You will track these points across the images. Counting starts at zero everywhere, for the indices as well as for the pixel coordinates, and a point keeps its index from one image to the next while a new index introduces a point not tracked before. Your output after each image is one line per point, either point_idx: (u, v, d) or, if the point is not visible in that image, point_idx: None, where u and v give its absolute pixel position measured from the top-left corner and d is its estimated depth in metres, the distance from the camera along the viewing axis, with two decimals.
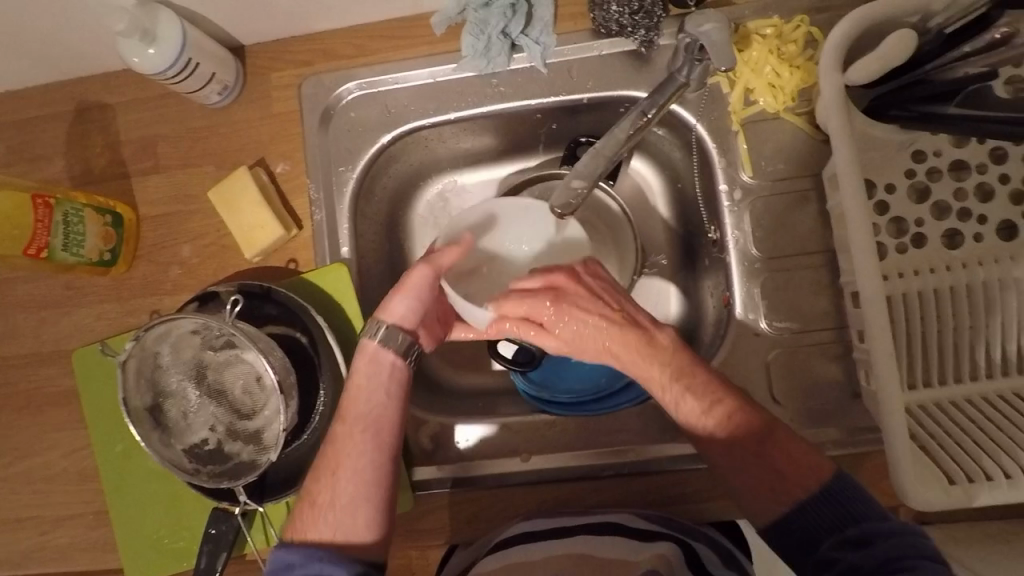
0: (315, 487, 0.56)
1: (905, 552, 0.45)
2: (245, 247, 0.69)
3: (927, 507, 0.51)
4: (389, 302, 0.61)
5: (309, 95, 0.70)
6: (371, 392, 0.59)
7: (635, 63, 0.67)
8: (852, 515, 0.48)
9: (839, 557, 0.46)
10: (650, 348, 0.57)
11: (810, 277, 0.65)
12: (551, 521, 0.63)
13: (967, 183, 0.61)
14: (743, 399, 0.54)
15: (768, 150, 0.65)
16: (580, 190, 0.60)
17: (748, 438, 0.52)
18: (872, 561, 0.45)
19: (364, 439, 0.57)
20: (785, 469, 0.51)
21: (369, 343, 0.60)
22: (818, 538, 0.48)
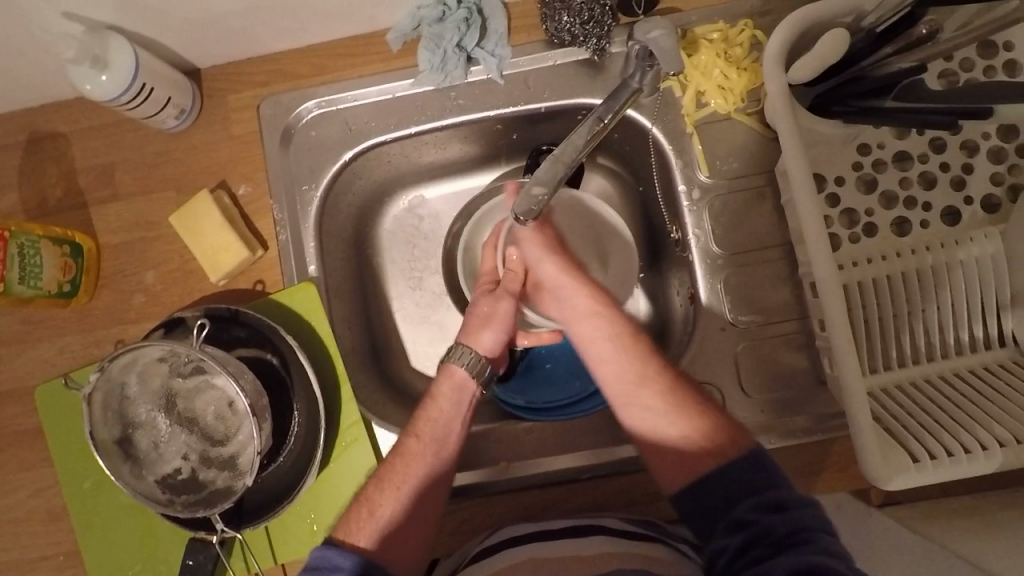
0: (376, 496, 0.58)
1: (811, 523, 0.48)
2: (210, 271, 0.68)
3: (892, 485, 0.53)
4: (477, 333, 0.64)
5: (267, 116, 0.70)
6: (450, 416, 0.61)
7: (589, 71, 0.68)
8: (773, 482, 0.51)
9: (753, 520, 0.49)
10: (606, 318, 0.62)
11: (770, 270, 0.67)
12: (533, 525, 0.63)
13: (911, 172, 0.64)
14: (716, 417, 0.56)
15: (722, 150, 0.67)
16: (541, 198, 0.62)
17: (693, 407, 0.56)
18: (782, 527, 0.48)
19: (434, 463, 0.59)
20: (719, 434, 0.54)
21: (458, 370, 0.63)
22: (737, 500, 0.51)
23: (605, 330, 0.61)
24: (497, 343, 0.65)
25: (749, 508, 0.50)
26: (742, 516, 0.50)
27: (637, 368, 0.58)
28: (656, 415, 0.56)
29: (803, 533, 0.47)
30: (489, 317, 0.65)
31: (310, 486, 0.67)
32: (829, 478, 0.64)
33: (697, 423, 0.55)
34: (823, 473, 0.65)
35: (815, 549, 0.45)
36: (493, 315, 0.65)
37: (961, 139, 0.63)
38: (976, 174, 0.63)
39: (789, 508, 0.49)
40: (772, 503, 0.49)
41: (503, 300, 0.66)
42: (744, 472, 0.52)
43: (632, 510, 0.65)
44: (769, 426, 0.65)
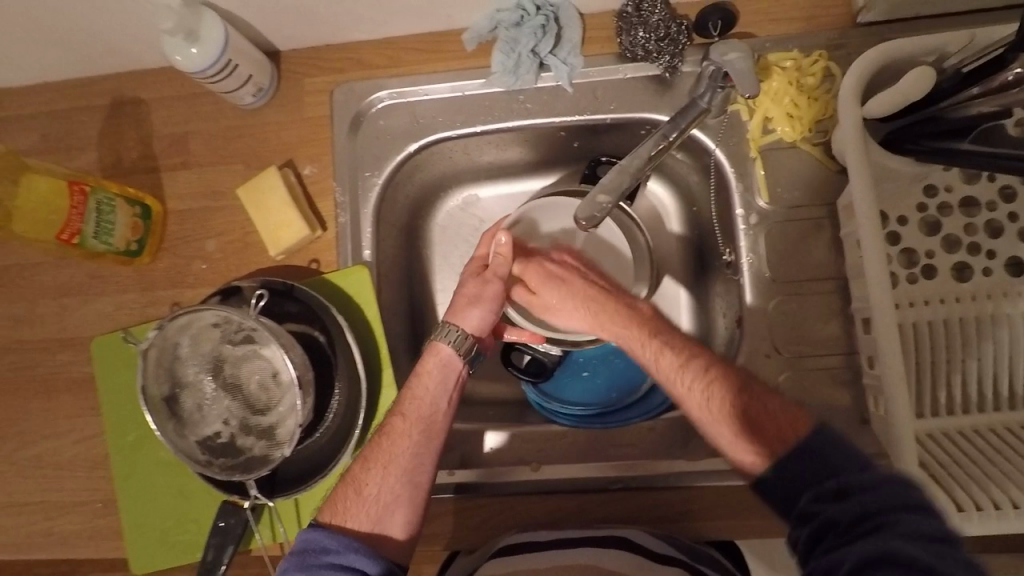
0: (362, 475, 0.59)
1: (885, 505, 0.45)
2: (270, 245, 0.71)
3: None
4: (464, 310, 0.63)
5: (340, 102, 0.72)
6: (436, 395, 0.61)
7: (658, 87, 0.69)
8: (831, 469, 0.49)
9: (819, 510, 0.48)
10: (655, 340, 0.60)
11: (822, 302, 0.66)
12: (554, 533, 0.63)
13: (977, 219, 0.63)
14: (772, 399, 0.55)
15: (784, 177, 0.67)
16: (603, 206, 0.62)
17: (755, 398, 0.55)
18: (853, 513, 0.46)
19: (419, 442, 0.59)
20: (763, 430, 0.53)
21: (444, 348, 0.62)
22: (796, 494, 0.49)
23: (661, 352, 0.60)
24: (482, 320, 0.63)
25: (812, 499, 0.48)
26: (807, 508, 0.48)
27: (664, 365, 0.59)
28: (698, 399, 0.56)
29: (882, 514, 0.45)
30: (473, 300, 0.63)
31: (343, 464, 0.69)
32: None
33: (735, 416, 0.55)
34: None
35: (898, 533, 0.43)
36: (478, 299, 0.63)
37: None
38: None
39: (855, 492, 0.47)
40: (835, 490, 0.48)
41: (490, 283, 0.63)
42: (800, 467, 0.50)
43: (658, 527, 0.64)
44: None
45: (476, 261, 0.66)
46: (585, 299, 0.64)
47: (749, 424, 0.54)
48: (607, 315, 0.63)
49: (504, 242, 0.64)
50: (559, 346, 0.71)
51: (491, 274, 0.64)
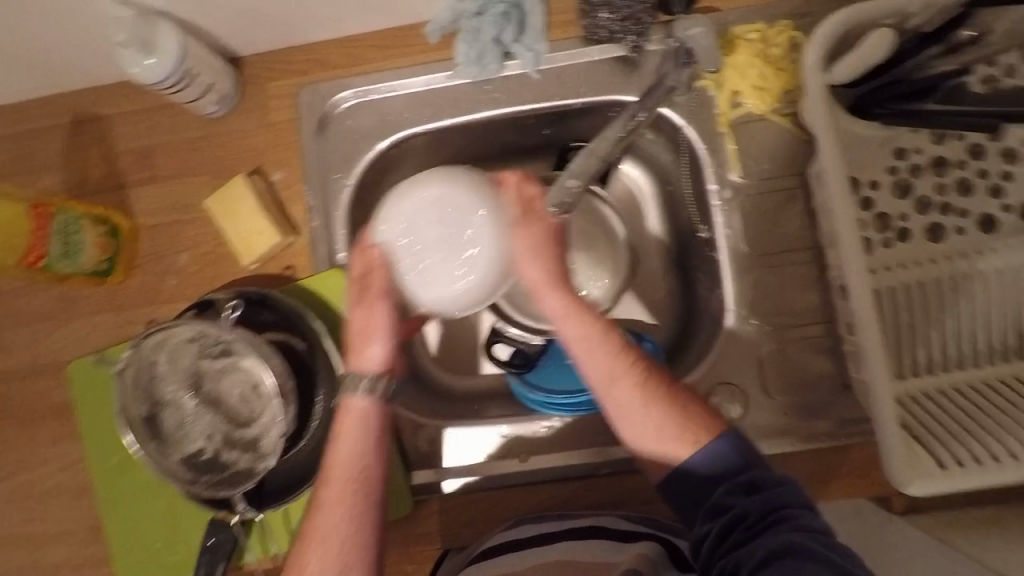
0: (301, 560, 0.51)
1: (786, 501, 0.48)
2: (243, 254, 0.69)
3: (908, 487, 0.52)
4: (363, 348, 0.56)
5: (305, 103, 0.71)
6: (362, 452, 0.54)
7: (624, 69, 0.69)
8: (743, 465, 0.50)
9: (732, 503, 0.49)
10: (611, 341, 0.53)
11: (800, 273, 0.67)
12: (538, 527, 0.63)
13: (948, 178, 0.63)
14: (689, 408, 0.52)
15: (754, 150, 0.67)
16: (575, 189, 0.61)
17: (666, 411, 0.52)
18: (759, 507, 0.48)
19: (353, 503, 0.52)
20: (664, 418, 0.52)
21: (357, 403, 0.54)
22: (712, 485, 0.50)
23: (607, 351, 0.53)
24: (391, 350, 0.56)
25: (726, 493, 0.49)
26: (721, 499, 0.49)
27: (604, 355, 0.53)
28: (637, 424, 0.52)
29: (781, 511, 0.48)
30: (377, 337, 0.56)
31: None
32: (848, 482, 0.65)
33: (656, 433, 0.51)
34: (843, 478, 0.65)
35: (795, 527, 0.47)
36: (381, 332, 0.56)
37: (1002, 145, 0.62)
38: (1016, 181, 0.62)
39: (765, 487, 0.49)
40: (746, 485, 0.49)
41: (386, 316, 0.55)
42: (716, 460, 0.50)
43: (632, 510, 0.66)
44: (794, 428, 0.64)
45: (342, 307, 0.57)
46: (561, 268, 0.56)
47: (660, 425, 0.51)
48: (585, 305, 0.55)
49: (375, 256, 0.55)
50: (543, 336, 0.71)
51: (375, 300, 0.55)
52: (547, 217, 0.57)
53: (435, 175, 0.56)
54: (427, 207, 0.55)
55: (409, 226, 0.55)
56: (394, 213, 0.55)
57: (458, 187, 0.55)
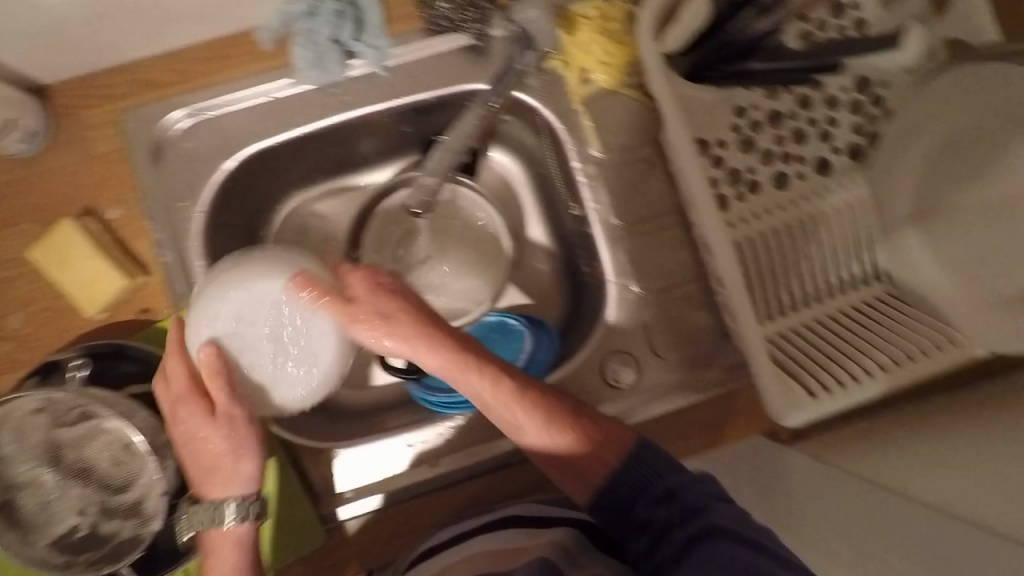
0: None
1: (702, 495, 0.52)
2: (86, 306, 0.62)
3: (785, 418, 0.59)
4: (218, 484, 0.53)
5: (131, 130, 0.64)
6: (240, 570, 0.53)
7: (473, 57, 0.68)
8: (658, 472, 0.54)
9: (654, 515, 0.53)
10: (485, 369, 0.56)
11: (669, 237, 0.69)
12: (456, 527, 0.61)
13: (784, 129, 0.67)
14: (577, 414, 0.57)
15: (609, 124, 0.69)
16: (433, 185, 0.66)
17: (560, 417, 0.57)
18: (680, 511, 0.52)
19: None
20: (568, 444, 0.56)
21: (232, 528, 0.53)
22: (635, 497, 0.54)
23: (480, 378, 0.55)
24: (257, 462, 0.53)
25: (647, 506, 0.53)
26: (644, 514, 0.53)
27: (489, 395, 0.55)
28: (542, 434, 0.56)
29: (701, 505, 0.52)
30: (230, 452, 0.53)
31: None
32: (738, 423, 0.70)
33: (544, 432, 0.56)
34: (733, 420, 0.70)
35: (719, 513, 0.51)
36: (233, 446, 0.53)
37: (826, 94, 0.67)
38: (840, 126, 0.68)
39: (681, 492, 0.53)
40: (664, 495, 0.53)
41: (241, 425, 0.52)
42: (633, 473, 0.55)
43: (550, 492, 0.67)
44: (686, 383, 0.68)
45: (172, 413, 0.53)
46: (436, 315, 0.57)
47: (544, 431, 0.56)
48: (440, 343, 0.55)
49: (211, 355, 0.51)
50: None
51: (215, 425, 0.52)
52: (355, 275, 0.55)
53: (261, 269, 0.52)
54: (254, 310, 0.52)
55: (230, 334, 0.52)
56: (220, 310, 0.52)
57: (284, 280, 0.52)
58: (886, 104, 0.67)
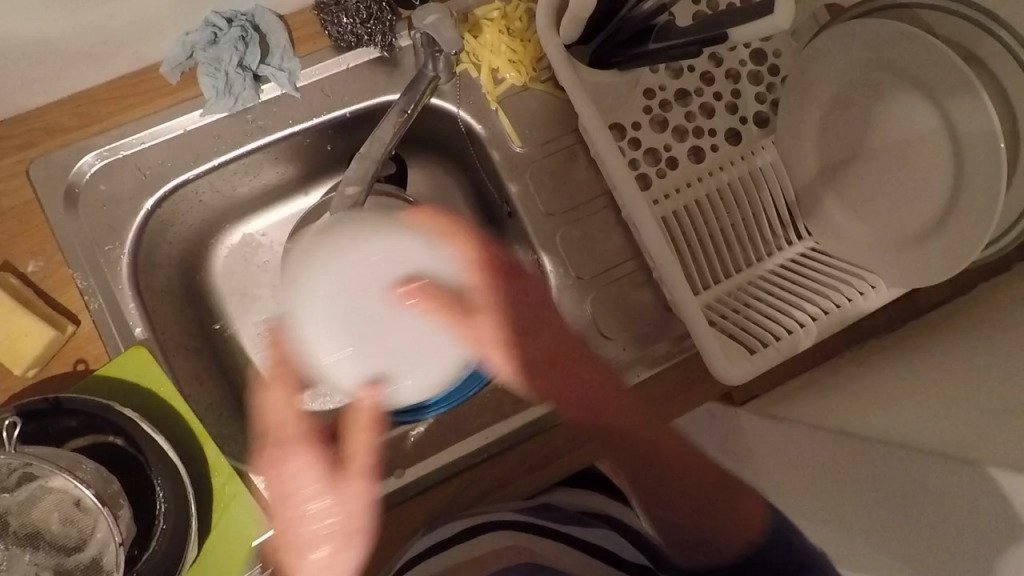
0: None
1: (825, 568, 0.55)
2: (13, 363, 0.60)
3: (728, 377, 0.60)
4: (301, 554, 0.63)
5: (42, 179, 0.63)
6: None
7: (384, 68, 0.69)
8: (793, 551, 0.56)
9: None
10: (569, 389, 0.65)
11: (599, 220, 0.71)
12: (454, 525, 0.67)
13: (692, 106, 0.70)
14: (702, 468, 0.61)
15: (527, 119, 0.71)
16: (355, 196, 0.67)
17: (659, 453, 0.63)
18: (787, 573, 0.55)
19: None
20: (638, 438, 0.64)
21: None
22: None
23: (571, 403, 0.65)
24: (358, 556, 0.63)
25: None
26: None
27: (553, 377, 0.66)
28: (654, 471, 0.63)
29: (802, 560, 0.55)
30: (336, 536, 0.63)
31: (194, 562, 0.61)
32: (698, 393, 0.70)
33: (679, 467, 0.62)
34: (692, 391, 0.70)
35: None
36: (347, 532, 0.63)
37: (724, 68, 0.71)
38: (744, 98, 0.71)
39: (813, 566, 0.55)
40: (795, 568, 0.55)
41: (359, 503, 0.64)
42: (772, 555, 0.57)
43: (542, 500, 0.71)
44: (637, 361, 0.69)
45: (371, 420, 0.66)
46: (545, 306, 0.68)
47: (647, 467, 0.64)
48: (519, 354, 0.67)
49: (370, 401, 0.65)
50: None
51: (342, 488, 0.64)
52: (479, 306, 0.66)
53: (395, 235, 0.65)
54: (370, 284, 0.63)
55: (353, 303, 0.63)
56: (329, 292, 0.63)
57: (439, 254, 0.65)
58: (782, 72, 0.72)
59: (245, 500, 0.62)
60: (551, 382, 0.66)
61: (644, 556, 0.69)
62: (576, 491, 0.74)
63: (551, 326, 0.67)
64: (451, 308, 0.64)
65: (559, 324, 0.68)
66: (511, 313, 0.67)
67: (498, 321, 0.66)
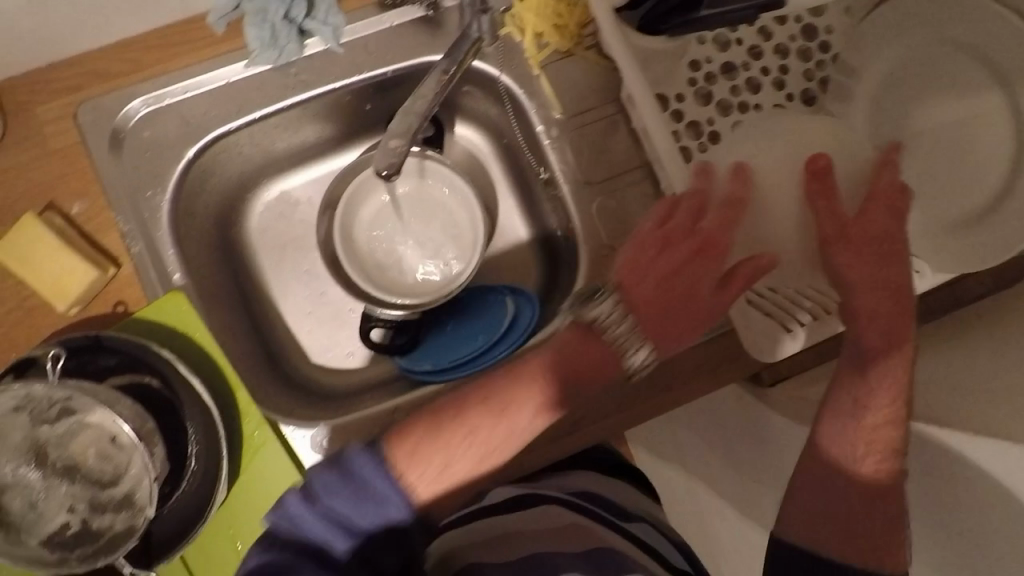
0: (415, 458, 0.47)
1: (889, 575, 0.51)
2: (58, 300, 0.61)
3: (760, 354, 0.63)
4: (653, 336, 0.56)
5: (88, 122, 0.64)
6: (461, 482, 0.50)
7: (428, 28, 0.69)
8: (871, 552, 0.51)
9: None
10: (879, 316, 0.54)
11: (638, 192, 0.70)
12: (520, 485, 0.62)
13: (738, 80, 0.69)
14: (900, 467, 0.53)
15: (569, 86, 0.70)
16: (399, 150, 0.66)
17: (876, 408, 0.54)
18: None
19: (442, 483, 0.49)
20: (880, 365, 0.54)
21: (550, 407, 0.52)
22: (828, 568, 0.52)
23: (873, 330, 0.54)
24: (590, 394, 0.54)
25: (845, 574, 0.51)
26: None
27: (868, 302, 0.55)
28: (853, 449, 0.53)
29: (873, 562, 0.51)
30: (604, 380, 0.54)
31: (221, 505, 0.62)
32: (726, 372, 0.69)
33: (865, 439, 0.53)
34: (720, 369, 0.69)
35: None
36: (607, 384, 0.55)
37: (774, 43, 0.69)
38: (792, 73, 0.69)
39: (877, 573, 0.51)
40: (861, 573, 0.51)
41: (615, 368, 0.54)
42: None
43: (608, 492, 0.64)
44: None
45: (715, 239, 0.58)
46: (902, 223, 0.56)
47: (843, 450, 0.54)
48: (882, 268, 0.55)
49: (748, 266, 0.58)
50: (412, 310, 0.71)
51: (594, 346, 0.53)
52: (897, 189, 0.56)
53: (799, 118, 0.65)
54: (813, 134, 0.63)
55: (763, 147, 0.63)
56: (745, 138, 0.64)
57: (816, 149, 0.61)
58: (835, 49, 0.69)
59: (271, 447, 0.63)
60: (884, 304, 0.54)
61: (685, 561, 0.59)
62: (603, 477, 0.66)
63: (886, 258, 0.55)
64: (828, 196, 0.56)
65: (898, 255, 0.55)
66: (886, 221, 0.55)
67: (892, 217, 0.55)
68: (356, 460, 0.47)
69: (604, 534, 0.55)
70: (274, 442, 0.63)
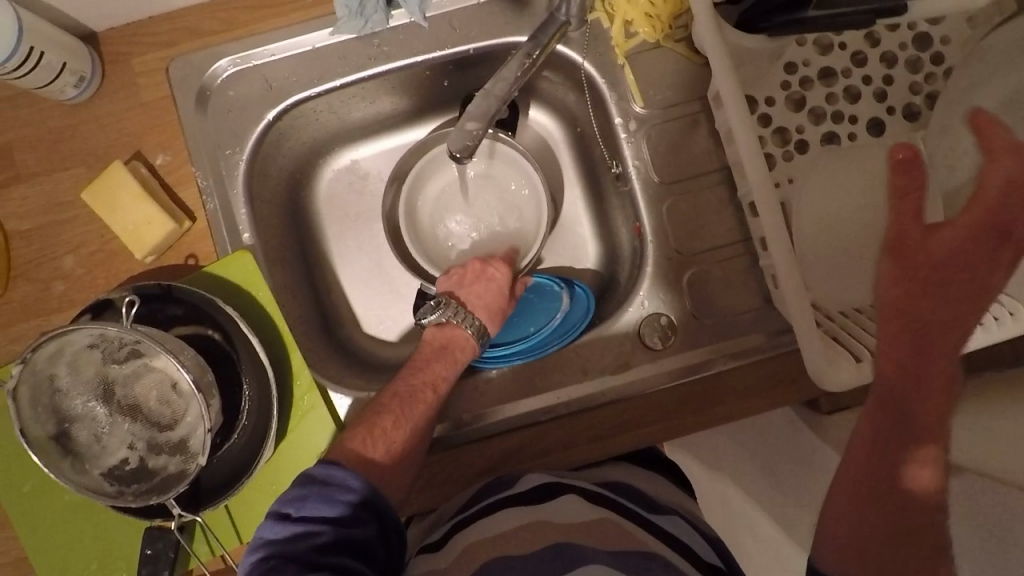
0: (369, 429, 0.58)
1: None
2: (135, 248, 0.64)
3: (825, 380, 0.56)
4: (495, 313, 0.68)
5: (178, 77, 0.66)
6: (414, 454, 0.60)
7: (515, 8, 0.67)
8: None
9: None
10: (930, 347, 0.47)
11: (710, 197, 0.67)
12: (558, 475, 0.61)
13: (836, 87, 0.65)
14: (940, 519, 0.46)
15: (654, 79, 0.67)
16: (475, 133, 0.66)
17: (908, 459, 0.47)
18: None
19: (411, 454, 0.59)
20: (919, 412, 0.47)
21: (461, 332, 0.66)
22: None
23: (920, 360, 0.47)
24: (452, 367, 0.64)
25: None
26: None
27: (890, 326, 0.48)
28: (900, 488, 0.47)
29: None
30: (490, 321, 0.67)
31: (268, 460, 0.64)
32: (784, 394, 0.66)
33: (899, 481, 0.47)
34: (776, 389, 0.66)
35: None
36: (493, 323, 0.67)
37: (881, 50, 0.65)
38: (896, 85, 0.65)
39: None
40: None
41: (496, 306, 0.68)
42: None
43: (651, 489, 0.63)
44: (724, 349, 0.66)
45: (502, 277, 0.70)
46: (994, 271, 0.48)
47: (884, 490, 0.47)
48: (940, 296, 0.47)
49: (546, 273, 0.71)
50: None
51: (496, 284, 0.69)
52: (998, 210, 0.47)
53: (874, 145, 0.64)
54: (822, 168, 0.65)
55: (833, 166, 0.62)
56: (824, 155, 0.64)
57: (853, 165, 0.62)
58: (948, 63, 0.65)
59: (318, 412, 0.65)
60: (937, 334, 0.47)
61: (717, 555, 0.58)
62: (648, 475, 0.66)
63: (962, 299, 0.47)
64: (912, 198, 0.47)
65: (977, 302, 0.48)
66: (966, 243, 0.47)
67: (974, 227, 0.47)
68: (324, 468, 0.53)
69: (641, 536, 0.54)
70: (321, 408, 0.65)
